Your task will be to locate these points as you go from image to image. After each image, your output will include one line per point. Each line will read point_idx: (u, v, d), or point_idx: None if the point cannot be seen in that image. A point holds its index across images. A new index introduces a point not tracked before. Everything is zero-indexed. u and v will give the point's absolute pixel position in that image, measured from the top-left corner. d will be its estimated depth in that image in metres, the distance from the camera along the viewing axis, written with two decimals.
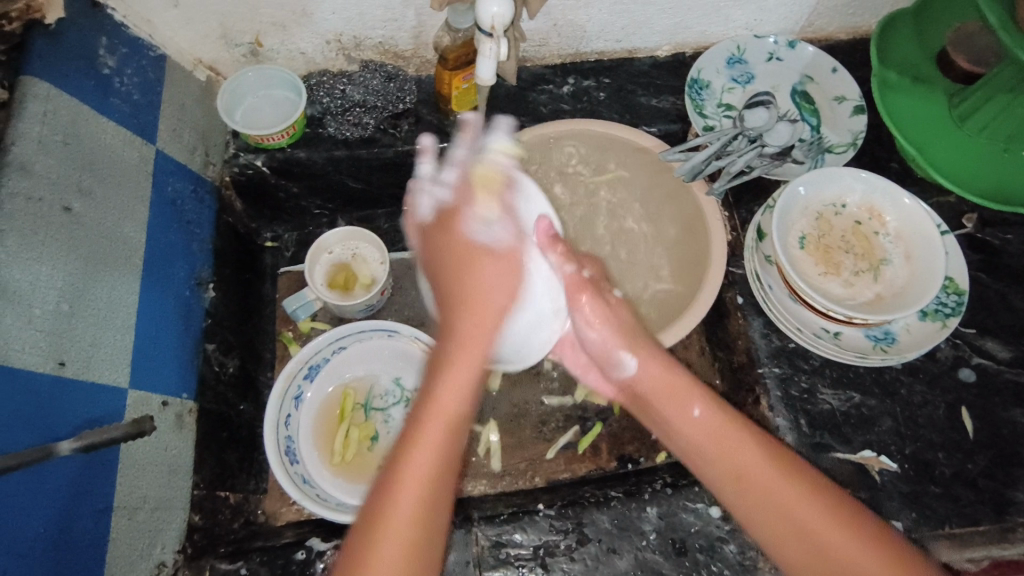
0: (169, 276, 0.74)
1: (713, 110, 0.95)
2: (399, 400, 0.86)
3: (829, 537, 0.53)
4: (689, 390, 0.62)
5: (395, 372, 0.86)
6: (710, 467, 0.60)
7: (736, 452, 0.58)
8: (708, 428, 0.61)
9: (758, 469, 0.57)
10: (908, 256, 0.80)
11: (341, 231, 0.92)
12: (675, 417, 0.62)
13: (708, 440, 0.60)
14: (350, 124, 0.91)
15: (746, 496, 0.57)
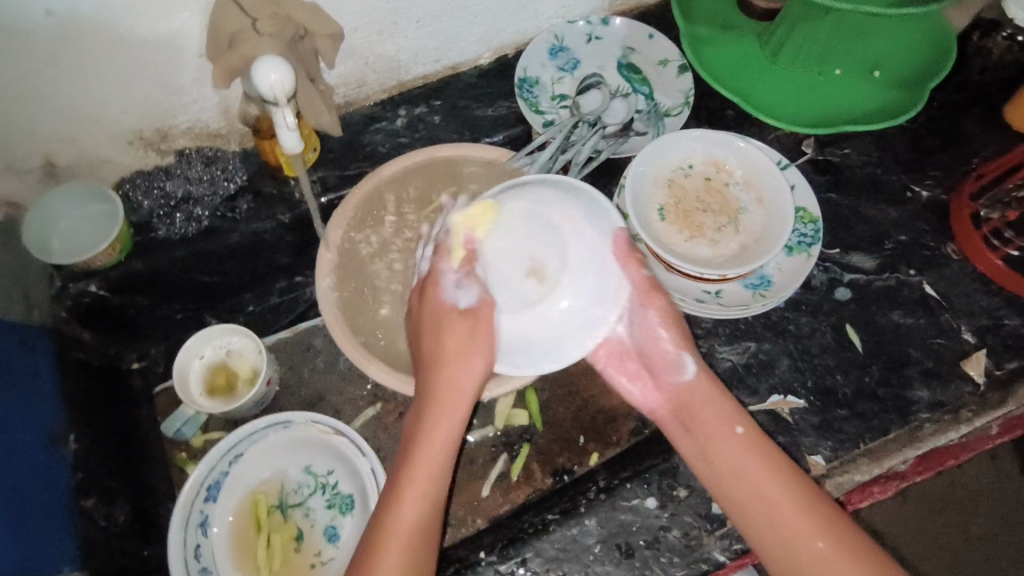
0: (14, 445, 0.67)
1: (549, 104, 0.94)
2: (315, 488, 0.80)
3: (834, 563, 0.58)
4: (732, 412, 0.66)
5: (302, 459, 0.81)
6: (742, 486, 0.64)
7: (752, 474, 0.64)
8: (737, 449, 0.65)
9: (784, 497, 0.62)
10: (763, 198, 0.82)
11: (205, 332, 0.85)
12: (713, 437, 0.66)
13: (743, 460, 0.64)
14: (183, 221, 0.85)
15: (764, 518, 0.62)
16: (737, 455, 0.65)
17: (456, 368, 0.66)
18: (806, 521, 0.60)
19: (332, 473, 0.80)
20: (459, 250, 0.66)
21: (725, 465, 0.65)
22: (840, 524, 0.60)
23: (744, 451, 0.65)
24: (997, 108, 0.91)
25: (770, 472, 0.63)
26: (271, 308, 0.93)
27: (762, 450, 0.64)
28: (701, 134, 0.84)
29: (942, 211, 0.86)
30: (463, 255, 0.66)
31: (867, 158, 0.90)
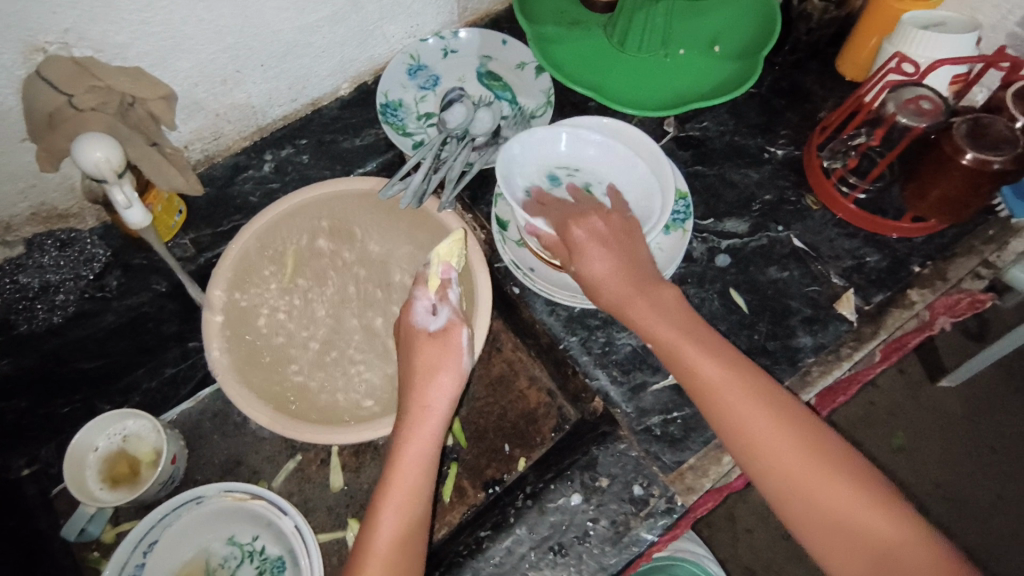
0: None
1: (416, 124, 0.94)
2: (242, 558, 0.78)
3: (815, 484, 0.57)
4: (666, 309, 0.68)
5: (226, 530, 0.79)
6: (724, 413, 0.62)
7: (697, 362, 0.64)
8: (676, 337, 0.66)
9: (763, 424, 0.60)
10: (637, 179, 0.82)
11: (93, 424, 0.81)
12: (672, 336, 0.66)
13: (702, 358, 0.64)
14: (48, 312, 0.80)
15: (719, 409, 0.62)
16: (677, 343, 0.66)
17: (427, 390, 0.70)
18: (760, 412, 0.61)
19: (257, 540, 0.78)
20: (436, 280, 0.76)
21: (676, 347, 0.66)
22: (785, 407, 0.61)
23: (682, 334, 0.66)
24: (829, 62, 0.98)
25: (706, 356, 0.64)
26: (167, 381, 0.91)
27: (694, 334, 0.66)
28: (587, 119, 0.84)
29: (798, 166, 0.92)
30: (439, 284, 0.76)
31: (723, 127, 0.95)
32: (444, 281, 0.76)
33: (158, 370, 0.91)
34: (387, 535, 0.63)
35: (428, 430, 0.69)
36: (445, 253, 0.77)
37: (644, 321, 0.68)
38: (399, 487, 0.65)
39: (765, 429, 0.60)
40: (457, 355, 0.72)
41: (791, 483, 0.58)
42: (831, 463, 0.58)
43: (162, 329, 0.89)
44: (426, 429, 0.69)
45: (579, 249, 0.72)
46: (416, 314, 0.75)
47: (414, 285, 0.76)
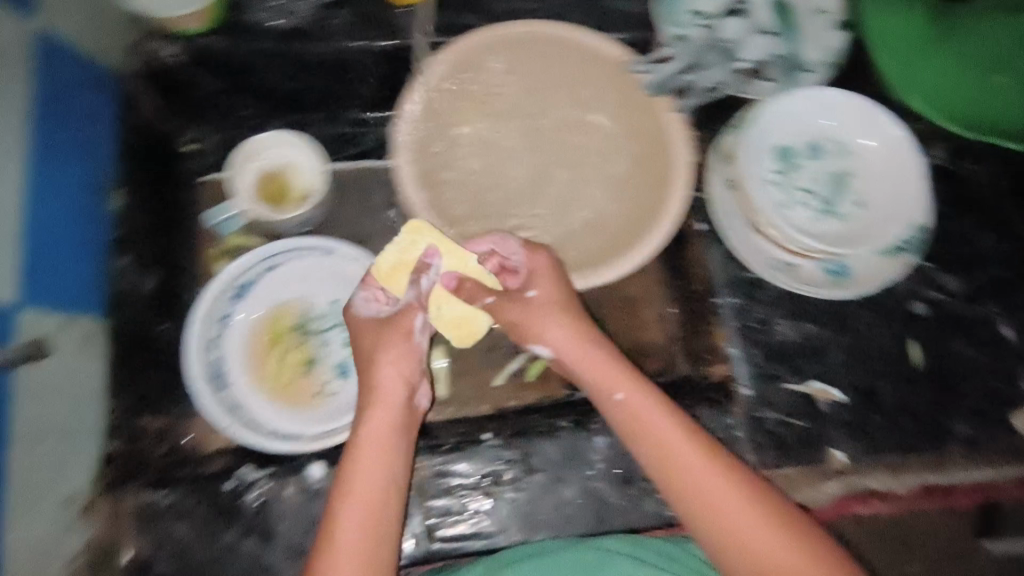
0: (64, 181, 0.65)
1: (686, 19, 0.84)
2: (337, 322, 0.80)
3: None
4: (603, 363, 0.62)
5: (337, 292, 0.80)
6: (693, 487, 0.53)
7: (641, 408, 0.58)
8: (639, 403, 0.58)
9: (731, 503, 0.51)
10: (885, 199, 0.73)
11: (274, 134, 0.84)
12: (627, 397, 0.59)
13: (660, 420, 0.57)
14: (279, 13, 0.80)
15: (655, 450, 0.55)
16: (625, 394, 0.59)
17: (375, 366, 0.63)
18: (687, 453, 0.54)
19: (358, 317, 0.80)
20: (406, 267, 0.68)
21: (632, 406, 0.58)
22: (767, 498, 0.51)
23: (636, 387, 0.59)
24: None
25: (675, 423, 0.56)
26: (337, 137, 0.90)
27: (647, 391, 0.59)
28: (855, 109, 0.74)
29: None
30: (415, 266, 0.67)
31: (993, 182, 0.82)
32: (420, 270, 0.67)
33: (336, 123, 0.90)
34: (374, 474, 0.56)
35: (398, 389, 0.63)
36: (404, 242, 0.68)
37: (580, 349, 0.64)
38: (372, 436, 0.59)
39: (699, 470, 0.53)
40: (410, 336, 0.65)
41: (732, 527, 0.50)
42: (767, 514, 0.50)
43: (357, 89, 0.87)
44: (390, 392, 0.62)
45: (529, 312, 0.65)
46: (360, 313, 0.67)
47: (361, 280, 0.69)
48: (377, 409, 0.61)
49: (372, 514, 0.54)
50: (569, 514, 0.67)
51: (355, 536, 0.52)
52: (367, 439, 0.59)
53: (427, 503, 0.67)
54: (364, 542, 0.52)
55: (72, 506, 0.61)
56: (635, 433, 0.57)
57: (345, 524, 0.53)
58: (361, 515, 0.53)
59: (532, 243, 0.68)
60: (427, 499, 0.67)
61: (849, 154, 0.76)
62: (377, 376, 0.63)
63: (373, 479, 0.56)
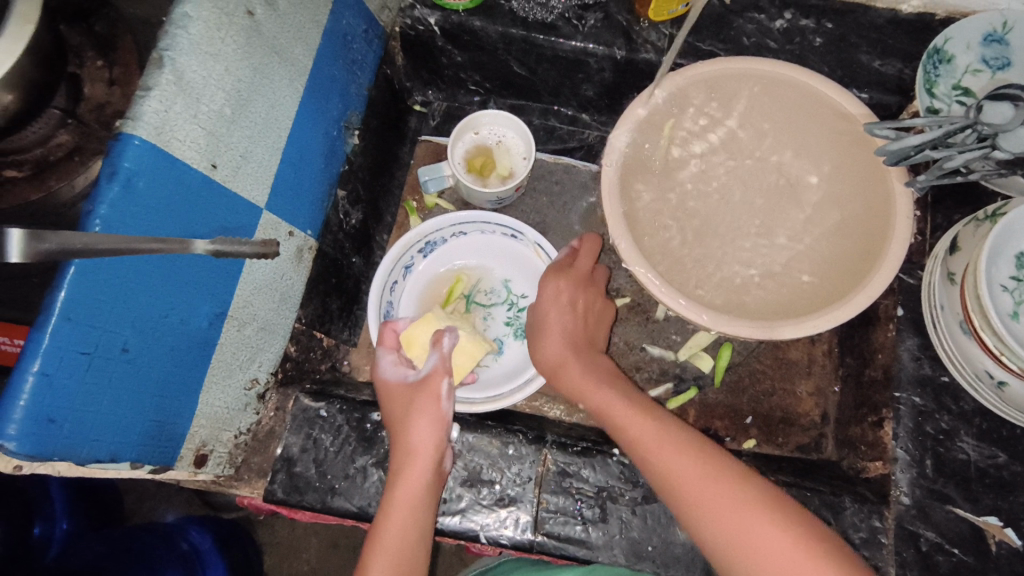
0: (323, 110, 0.74)
1: (946, 91, 0.80)
2: (502, 301, 0.85)
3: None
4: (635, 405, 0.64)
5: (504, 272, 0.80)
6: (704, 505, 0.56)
7: (670, 457, 0.59)
8: (655, 442, 0.60)
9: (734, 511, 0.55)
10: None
11: (494, 113, 0.87)
12: (653, 432, 0.61)
13: (666, 445, 0.60)
14: (536, 4, 0.83)
15: (683, 501, 0.57)
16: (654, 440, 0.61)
17: (411, 415, 0.65)
18: (720, 506, 0.55)
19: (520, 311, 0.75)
20: (416, 343, 0.72)
21: (680, 474, 0.58)
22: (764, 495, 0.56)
23: (673, 444, 0.60)
24: None
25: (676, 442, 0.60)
26: (546, 129, 0.98)
27: (678, 450, 0.59)
28: None
29: None
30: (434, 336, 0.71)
31: None
32: (438, 343, 0.70)
33: (548, 116, 0.98)
34: (421, 476, 0.62)
35: (427, 405, 0.66)
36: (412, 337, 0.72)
37: (591, 390, 0.67)
38: (418, 444, 0.63)
39: (733, 522, 0.54)
40: (438, 398, 0.66)
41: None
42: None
43: (580, 88, 0.92)
44: (429, 410, 0.65)
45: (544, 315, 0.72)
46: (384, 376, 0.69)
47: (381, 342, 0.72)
48: (419, 411, 0.65)
49: (411, 514, 0.60)
50: (677, 555, 0.65)
51: (399, 532, 0.59)
52: (415, 442, 0.63)
53: (542, 495, 0.68)
54: (408, 538, 0.59)
55: (251, 392, 0.68)
56: (680, 495, 0.57)
57: (390, 519, 0.59)
58: (403, 512, 0.60)
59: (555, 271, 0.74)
60: (544, 491, 0.68)
61: None
62: (418, 391, 0.66)
63: (416, 486, 0.61)
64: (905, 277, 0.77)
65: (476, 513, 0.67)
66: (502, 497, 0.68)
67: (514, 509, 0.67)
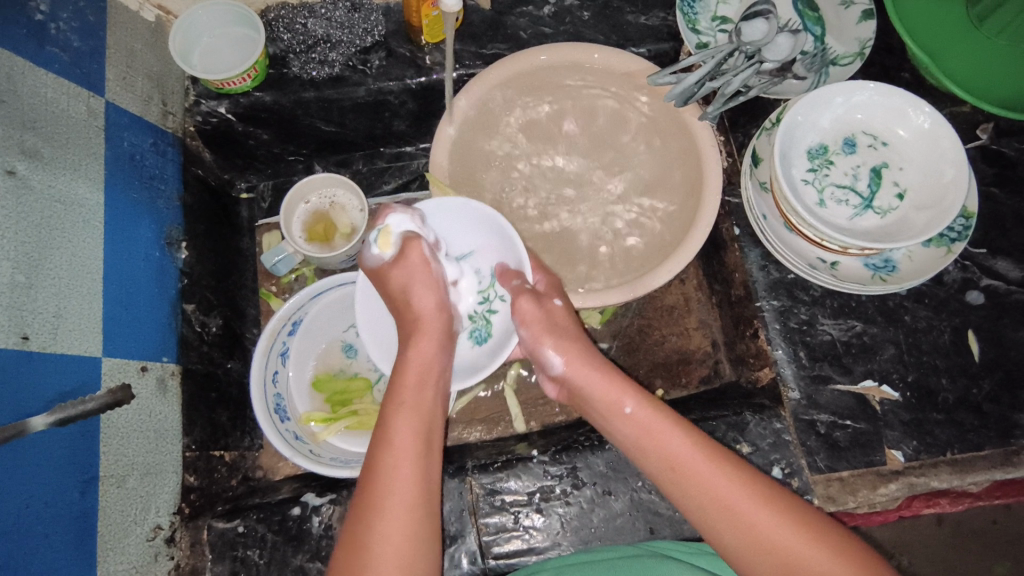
0: (136, 237, 0.71)
1: (708, 25, 0.87)
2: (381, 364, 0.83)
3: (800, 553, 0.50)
4: (622, 389, 0.62)
5: (453, 235, 0.72)
6: (698, 487, 0.55)
7: (666, 441, 0.58)
8: (650, 421, 0.60)
9: (736, 495, 0.53)
10: (928, 187, 0.71)
11: (314, 178, 0.86)
12: (642, 417, 0.60)
13: (678, 436, 0.58)
14: (316, 62, 0.83)
15: (682, 484, 0.56)
16: (647, 422, 0.60)
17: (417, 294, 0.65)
18: (716, 477, 0.55)
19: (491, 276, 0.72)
20: (389, 240, 0.66)
21: (689, 457, 0.56)
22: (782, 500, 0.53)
23: (680, 436, 0.58)
24: None
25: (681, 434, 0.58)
26: (376, 172, 0.98)
27: (660, 415, 0.60)
28: (870, 100, 0.73)
29: None
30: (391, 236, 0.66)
31: None
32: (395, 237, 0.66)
33: (373, 159, 0.99)
34: (432, 339, 0.63)
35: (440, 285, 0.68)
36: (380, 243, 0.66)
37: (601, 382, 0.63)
38: (424, 313, 0.64)
39: (725, 489, 0.54)
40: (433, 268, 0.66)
41: (706, 516, 0.54)
42: (786, 517, 0.52)
43: (392, 124, 0.93)
44: (421, 278, 0.65)
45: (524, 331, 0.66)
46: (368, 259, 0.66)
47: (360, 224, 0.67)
48: (417, 283, 0.65)
49: (426, 380, 0.61)
50: (619, 526, 0.68)
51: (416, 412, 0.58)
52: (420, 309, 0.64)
53: (480, 521, 0.69)
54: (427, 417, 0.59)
55: (157, 539, 0.65)
56: (681, 474, 0.56)
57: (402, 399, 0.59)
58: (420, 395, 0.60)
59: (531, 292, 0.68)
60: (480, 517, 0.69)
61: (884, 145, 0.74)
62: (405, 259, 0.66)
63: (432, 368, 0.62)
64: (731, 198, 0.83)
65: None
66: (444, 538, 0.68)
67: (458, 546, 0.68)
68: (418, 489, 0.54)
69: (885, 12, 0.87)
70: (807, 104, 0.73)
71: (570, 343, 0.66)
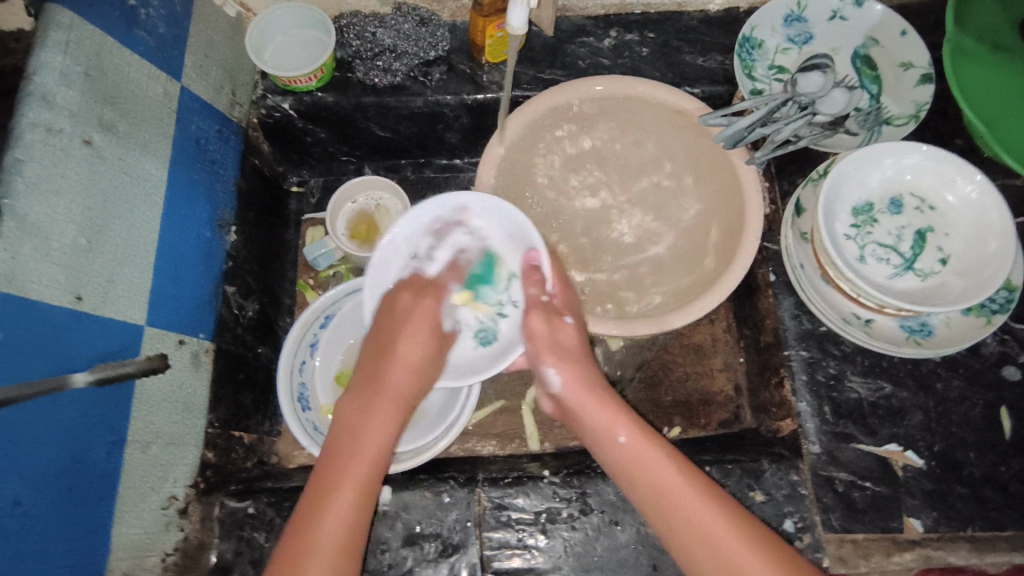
0: (191, 216, 0.74)
1: (764, 72, 0.89)
2: None
3: None
4: (616, 415, 0.65)
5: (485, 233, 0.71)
6: (681, 522, 0.58)
7: (657, 472, 0.61)
8: (639, 451, 0.62)
9: (723, 535, 0.56)
10: (972, 255, 0.70)
11: (363, 180, 0.89)
12: (636, 445, 0.63)
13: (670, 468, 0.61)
14: (379, 70, 0.87)
15: (670, 515, 0.59)
16: (637, 451, 0.62)
17: (403, 340, 0.66)
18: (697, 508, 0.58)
19: (509, 276, 0.72)
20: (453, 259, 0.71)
21: (678, 491, 0.59)
22: (782, 555, 0.55)
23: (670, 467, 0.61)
24: None
25: (669, 465, 0.61)
26: (425, 181, 1.01)
27: (652, 444, 0.63)
28: (919, 163, 0.73)
29: None
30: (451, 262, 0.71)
31: None
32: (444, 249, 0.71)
33: (421, 168, 1.01)
34: (403, 385, 0.66)
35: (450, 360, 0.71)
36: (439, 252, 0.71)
37: (599, 411, 0.66)
38: (405, 357, 0.66)
39: (700, 515, 0.58)
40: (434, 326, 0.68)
41: (693, 550, 0.57)
42: (771, 560, 0.55)
43: (444, 137, 0.95)
44: (415, 332, 0.67)
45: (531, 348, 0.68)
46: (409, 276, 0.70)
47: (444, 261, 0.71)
48: (408, 323, 0.66)
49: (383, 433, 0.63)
50: (622, 558, 0.67)
51: (359, 471, 0.59)
52: (399, 356, 0.66)
53: (485, 534, 0.69)
54: (367, 475, 0.59)
55: (171, 509, 0.66)
56: (668, 505, 0.59)
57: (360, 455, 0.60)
58: (368, 457, 0.60)
59: (544, 308, 0.69)
60: (485, 530, 0.69)
61: (931, 209, 0.73)
62: (421, 297, 0.69)
63: (385, 431, 0.63)
64: (769, 245, 0.83)
65: (424, 570, 0.67)
66: (446, 546, 0.68)
67: (460, 556, 0.68)
68: (348, 545, 0.56)
69: (944, 78, 0.87)
70: (855, 161, 0.73)
71: (568, 362, 0.68)
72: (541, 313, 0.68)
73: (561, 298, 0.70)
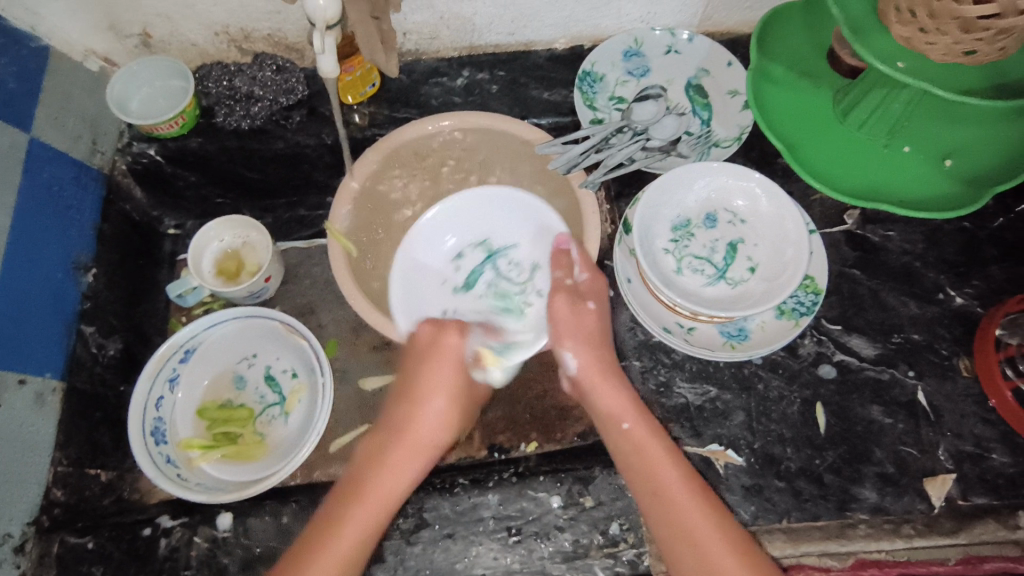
0: (39, 260, 0.77)
1: (605, 102, 0.95)
2: (266, 400, 0.87)
3: None
4: (626, 407, 0.69)
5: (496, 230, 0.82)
6: (665, 509, 0.62)
7: (655, 460, 0.65)
8: (644, 440, 0.66)
9: (704, 528, 0.60)
10: (773, 264, 0.76)
11: (223, 220, 0.93)
12: (637, 433, 0.67)
13: (667, 462, 0.64)
14: (239, 115, 0.90)
15: (659, 506, 0.62)
16: (641, 441, 0.66)
17: (430, 375, 0.73)
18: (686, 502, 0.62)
19: (530, 267, 0.81)
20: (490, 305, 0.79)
21: (670, 485, 0.63)
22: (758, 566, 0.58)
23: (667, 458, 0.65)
24: None
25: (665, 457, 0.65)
26: (296, 219, 1.04)
27: (656, 436, 0.67)
28: (726, 180, 0.79)
29: (967, 324, 0.80)
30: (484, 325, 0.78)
31: (909, 246, 0.84)
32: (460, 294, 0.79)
33: (295, 207, 1.05)
34: (428, 433, 0.72)
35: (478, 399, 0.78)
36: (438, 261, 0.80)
37: (608, 399, 0.70)
38: (425, 418, 0.73)
39: (688, 505, 0.62)
40: (451, 365, 0.74)
41: (676, 541, 0.60)
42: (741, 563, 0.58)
43: (313, 175, 1.00)
44: (442, 377, 0.73)
45: (556, 332, 0.73)
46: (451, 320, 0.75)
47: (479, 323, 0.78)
48: (437, 359, 0.73)
49: (411, 450, 0.70)
50: (456, 568, 0.70)
51: (364, 523, 0.63)
52: (419, 424, 0.72)
53: None
54: (362, 543, 0.63)
55: (5, 546, 0.68)
56: (659, 496, 0.62)
57: (363, 507, 0.65)
58: (376, 507, 0.65)
59: (573, 300, 0.74)
60: None
61: (742, 222, 0.79)
62: (444, 331, 0.75)
63: (397, 483, 0.67)
64: (609, 261, 0.88)
65: None
66: None
67: None
68: None
69: None
70: (669, 180, 0.79)
71: (586, 347, 0.72)
72: (562, 299, 0.74)
73: (588, 284, 0.75)
